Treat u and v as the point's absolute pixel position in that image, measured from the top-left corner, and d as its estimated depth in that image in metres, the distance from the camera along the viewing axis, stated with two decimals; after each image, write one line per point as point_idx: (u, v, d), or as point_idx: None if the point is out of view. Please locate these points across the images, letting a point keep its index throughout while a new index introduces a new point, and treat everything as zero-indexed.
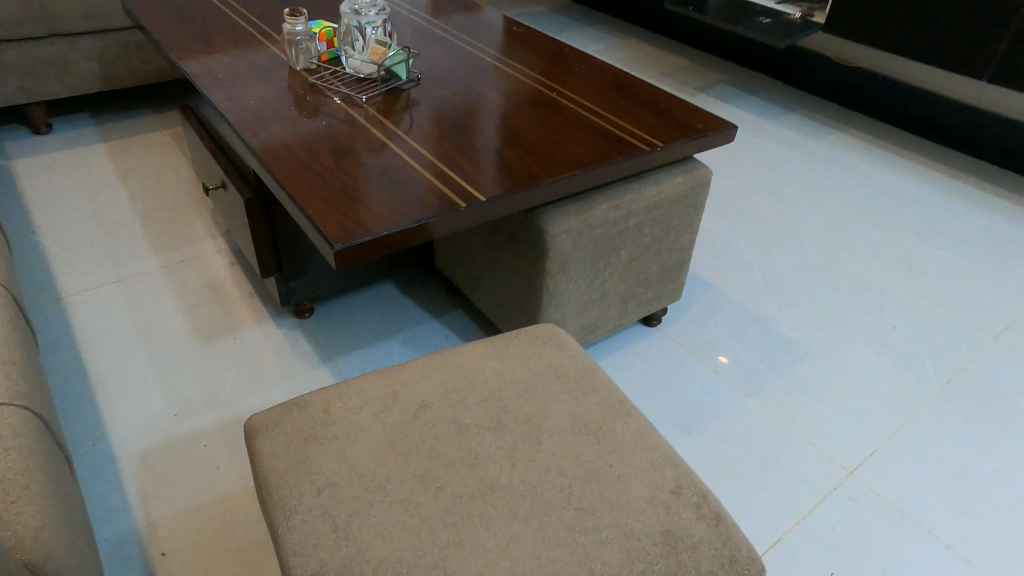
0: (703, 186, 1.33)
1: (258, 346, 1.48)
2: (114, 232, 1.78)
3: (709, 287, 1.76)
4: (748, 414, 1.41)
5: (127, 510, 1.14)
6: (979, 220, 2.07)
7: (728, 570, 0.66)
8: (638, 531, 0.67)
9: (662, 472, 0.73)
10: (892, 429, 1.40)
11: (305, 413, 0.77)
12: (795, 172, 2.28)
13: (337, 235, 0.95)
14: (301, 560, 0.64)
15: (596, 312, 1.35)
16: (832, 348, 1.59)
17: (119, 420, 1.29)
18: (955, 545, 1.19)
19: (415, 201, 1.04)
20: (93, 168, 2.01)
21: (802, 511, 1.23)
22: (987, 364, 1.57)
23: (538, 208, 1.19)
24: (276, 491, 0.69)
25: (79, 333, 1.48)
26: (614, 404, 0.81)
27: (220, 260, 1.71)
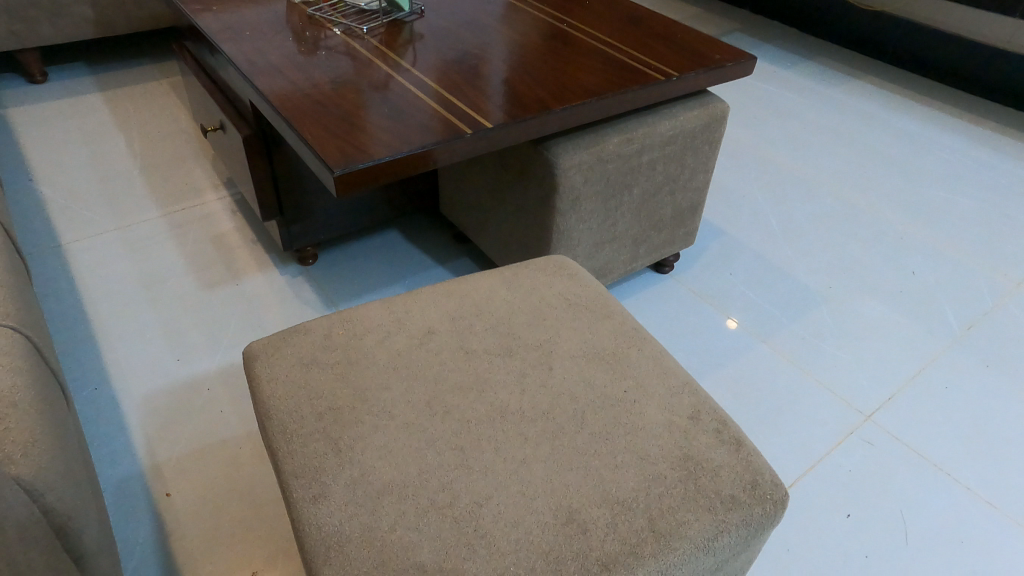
0: (720, 122, 1.28)
1: (261, 292, 1.45)
2: (113, 180, 1.74)
3: (723, 234, 1.71)
4: (761, 358, 1.38)
5: (130, 452, 1.13)
6: (1004, 168, 2.00)
7: (750, 494, 0.63)
8: (655, 455, 0.64)
9: (680, 398, 0.70)
10: (911, 374, 1.36)
11: (307, 339, 0.74)
12: (812, 119, 2.20)
13: (338, 161, 0.92)
14: (302, 482, 0.61)
15: (608, 255, 1.31)
16: (850, 295, 1.54)
17: (121, 364, 1.28)
18: (976, 488, 1.16)
19: (419, 128, 1.00)
20: (90, 117, 1.96)
21: (818, 454, 1.20)
22: (1009, 309, 1.52)
23: (548, 141, 1.14)
24: (276, 415, 0.67)
25: (80, 279, 1.45)
26: (629, 331, 0.77)
27: (221, 208, 1.68)
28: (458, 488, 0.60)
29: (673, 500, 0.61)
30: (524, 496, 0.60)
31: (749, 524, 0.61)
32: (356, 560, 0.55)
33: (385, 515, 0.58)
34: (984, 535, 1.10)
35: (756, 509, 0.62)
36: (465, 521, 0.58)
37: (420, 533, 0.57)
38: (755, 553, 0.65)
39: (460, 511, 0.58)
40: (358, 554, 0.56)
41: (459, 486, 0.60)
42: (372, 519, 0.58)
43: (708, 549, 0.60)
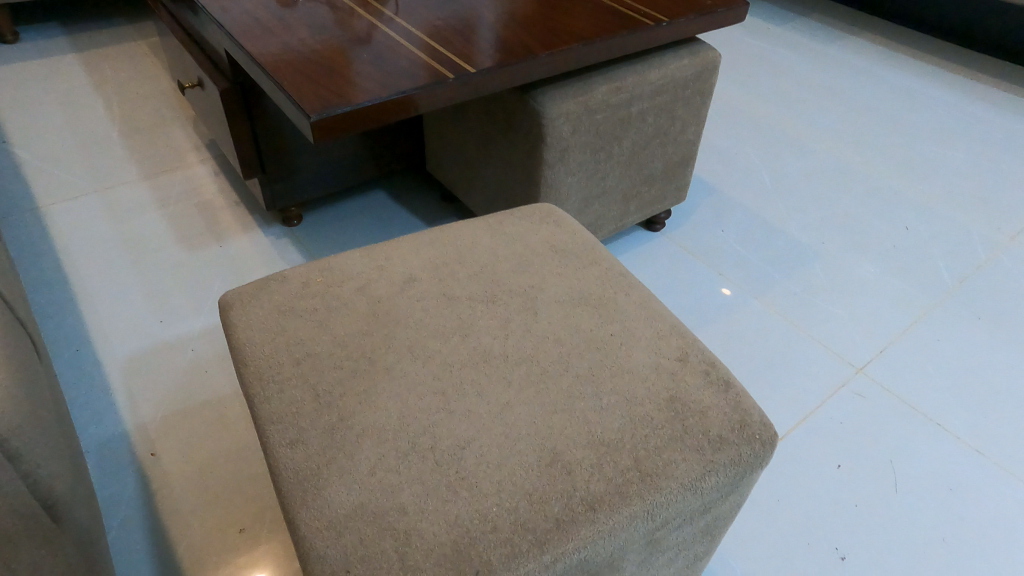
0: (712, 72, 1.24)
1: (244, 253, 1.42)
2: (91, 142, 1.70)
3: (715, 191, 1.69)
4: (753, 313, 1.37)
5: (114, 412, 1.11)
6: (1000, 123, 1.97)
7: (738, 434, 0.61)
8: (642, 396, 0.63)
9: (668, 341, 0.68)
10: (903, 328, 1.35)
11: (284, 287, 0.72)
12: (806, 76, 2.16)
13: (315, 106, 0.90)
14: (279, 427, 0.59)
15: (598, 210, 1.28)
16: (842, 251, 1.52)
17: (103, 326, 1.26)
18: (966, 438, 1.16)
19: (399, 74, 0.98)
20: (66, 78, 1.91)
21: (809, 407, 1.20)
22: (1002, 263, 1.51)
23: (534, 90, 1.11)
24: (252, 362, 0.65)
25: (58, 242, 1.42)
26: (616, 277, 0.75)
27: (203, 169, 1.64)
28: (439, 431, 0.59)
29: (659, 441, 0.60)
30: (504, 439, 0.58)
31: (738, 464, 0.60)
32: (334, 502, 0.54)
33: (363, 457, 0.57)
34: (974, 483, 1.10)
35: (744, 449, 0.61)
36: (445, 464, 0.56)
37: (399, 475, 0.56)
38: (743, 494, 0.65)
39: (440, 454, 0.57)
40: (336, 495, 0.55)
41: (439, 430, 0.59)
42: (350, 463, 0.56)
43: (695, 489, 0.59)
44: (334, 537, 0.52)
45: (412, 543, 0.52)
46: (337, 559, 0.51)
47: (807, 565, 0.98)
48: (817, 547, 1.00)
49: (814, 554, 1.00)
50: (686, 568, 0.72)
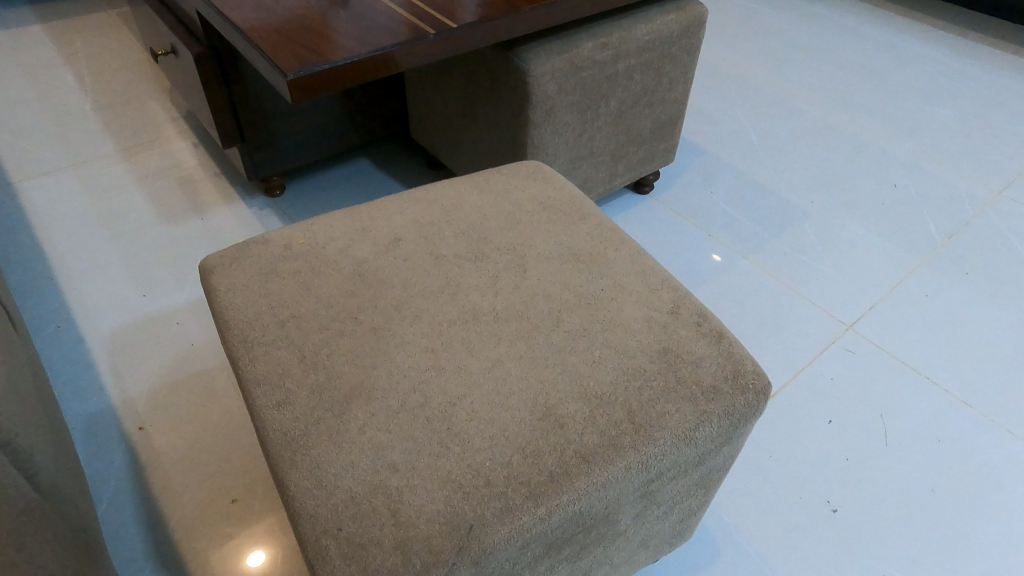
0: (699, 27, 1.22)
1: (227, 226, 1.40)
2: (63, 116, 1.65)
3: (704, 153, 1.67)
4: (743, 274, 1.36)
5: (99, 388, 1.10)
6: (989, 79, 1.96)
7: (731, 384, 0.61)
8: (634, 349, 0.62)
9: (659, 295, 0.67)
10: (892, 285, 1.35)
11: (266, 249, 0.70)
12: (793, 36, 2.13)
13: (292, 65, 0.87)
14: (265, 389, 0.58)
15: (585, 172, 1.26)
16: (831, 210, 1.52)
17: (85, 302, 1.23)
18: (954, 390, 1.17)
19: (379, 31, 0.95)
20: (33, 51, 1.84)
21: (800, 364, 1.20)
22: (990, 218, 1.51)
23: (517, 47, 1.08)
24: (235, 326, 0.63)
25: (35, 218, 1.39)
26: (606, 232, 0.74)
27: (182, 141, 1.60)
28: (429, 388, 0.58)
29: (652, 392, 0.59)
30: (497, 393, 0.57)
31: (732, 414, 0.60)
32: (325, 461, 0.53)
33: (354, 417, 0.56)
34: (963, 434, 1.11)
35: (738, 399, 0.60)
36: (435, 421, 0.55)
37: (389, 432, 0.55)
38: (737, 445, 0.64)
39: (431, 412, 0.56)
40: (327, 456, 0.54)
41: (430, 388, 0.58)
42: (340, 422, 0.55)
43: (689, 440, 0.58)
44: (325, 496, 0.51)
45: (405, 499, 0.51)
46: (328, 517, 0.50)
47: (800, 518, 0.99)
48: (809, 500, 1.01)
49: (807, 507, 1.00)
50: (680, 522, 0.72)
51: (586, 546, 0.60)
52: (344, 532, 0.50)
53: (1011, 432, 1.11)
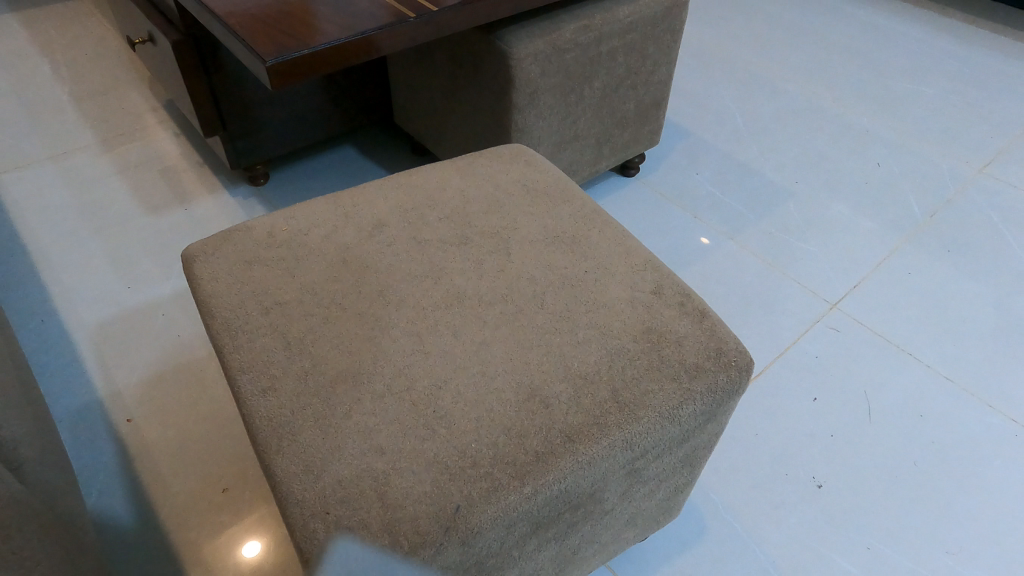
0: (681, 8, 1.22)
1: (211, 215, 1.39)
2: (40, 107, 1.62)
3: (689, 135, 1.67)
4: (729, 254, 1.37)
5: (86, 381, 1.09)
6: (970, 57, 1.97)
7: (714, 362, 0.62)
8: (618, 329, 0.62)
9: (643, 275, 0.68)
10: (875, 263, 1.36)
11: (248, 237, 0.69)
12: (776, 16, 2.13)
13: (271, 51, 0.86)
14: (251, 376, 0.58)
15: (570, 155, 1.26)
16: (815, 190, 1.53)
17: (69, 295, 1.22)
18: (936, 366, 1.18)
19: (359, 15, 0.94)
20: (7, 40, 1.81)
21: (785, 343, 1.21)
22: (972, 196, 1.52)
23: (499, 30, 1.07)
24: (219, 314, 0.63)
25: (15, 212, 1.37)
26: (589, 213, 0.74)
27: (163, 130, 1.58)
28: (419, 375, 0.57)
29: (637, 371, 0.60)
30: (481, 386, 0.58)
31: (715, 392, 0.61)
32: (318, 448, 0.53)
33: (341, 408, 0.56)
34: (945, 408, 1.12)
35: (721, 376, 0.61)
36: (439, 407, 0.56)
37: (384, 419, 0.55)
38: (721, 421, 0.65)
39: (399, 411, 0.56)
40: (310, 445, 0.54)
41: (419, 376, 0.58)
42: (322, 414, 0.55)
43: (673, 418, 0.59)
44: (313, 481, 0.52)
45: (392, 482, 0.51)
46: (316, 502, 0.51)
47: (785, 493, 1.01)
48: (795, 476, 1.03)
49: (792, 484, 1.02)
50: (667, 499, 0.73)
51: (575, 524, 0.61)
52: (331, 517, 0.50)
53: (991, 406, 1.13)
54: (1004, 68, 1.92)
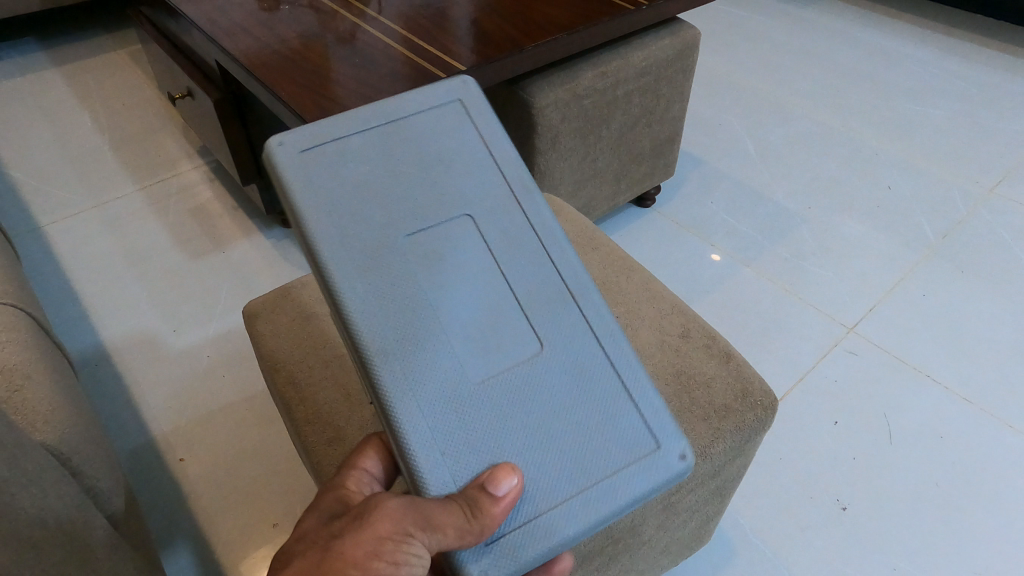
0: (692, 49, 1.28)
1: (248, 257, 1.45)
2: (82, 156, 1.71)
3: (702, 163, 1.73)
4: (745, 281, 1.41)
5: (139, 423, 1.15)
6: (976, 77, 2.01)
7: (740, 401, 0.67)
8: (650, 373, 0.69)
9: (670, 320, 0.74)
10: (890, 285, 1.40)
11: (304, 293, 0.75)
12: (783, 43, 2.20)
13: (315, 116, 0.95)
14: (317, 427, 0.64)
15: (590, 192, 1.32)
16: (827, 214, 1.57)
17: (117, 339, 1.29)
18: (954, 387, 1.21)
19: (391, 77, 1.02)
20: (49, 94, 1.91)
21: (804, 369, 1.24)
22: (983, 216, 1.56)
23: (522, 81, 1.14)
24: (282, 369, 0.69)
25: (63, 259, 1.45)
26: (617, 261, 0.82)
27: (198, 175, 1.66)
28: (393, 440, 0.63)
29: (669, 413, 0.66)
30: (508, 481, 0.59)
31: (743, 429, 0.66)
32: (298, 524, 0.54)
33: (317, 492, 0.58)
34: (965, 431, 1.15)
35: (748, 414, 0.67)
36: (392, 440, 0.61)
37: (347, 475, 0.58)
38: (750, 455, 0.70)
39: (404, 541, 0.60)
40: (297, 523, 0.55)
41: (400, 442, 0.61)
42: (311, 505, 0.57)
43: (705, 455, 0.64)
44: None
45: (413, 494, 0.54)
46: None
47: (811, 517, 1.04)
48: (820, 500, 1.06)
49: (817, 507, 1.05)
50: (699, 528, 0.77)
51: (616, 555, 0.66)
52: None
53: (1009, 425, 1.16)
54: (1011, 87, 1.96)
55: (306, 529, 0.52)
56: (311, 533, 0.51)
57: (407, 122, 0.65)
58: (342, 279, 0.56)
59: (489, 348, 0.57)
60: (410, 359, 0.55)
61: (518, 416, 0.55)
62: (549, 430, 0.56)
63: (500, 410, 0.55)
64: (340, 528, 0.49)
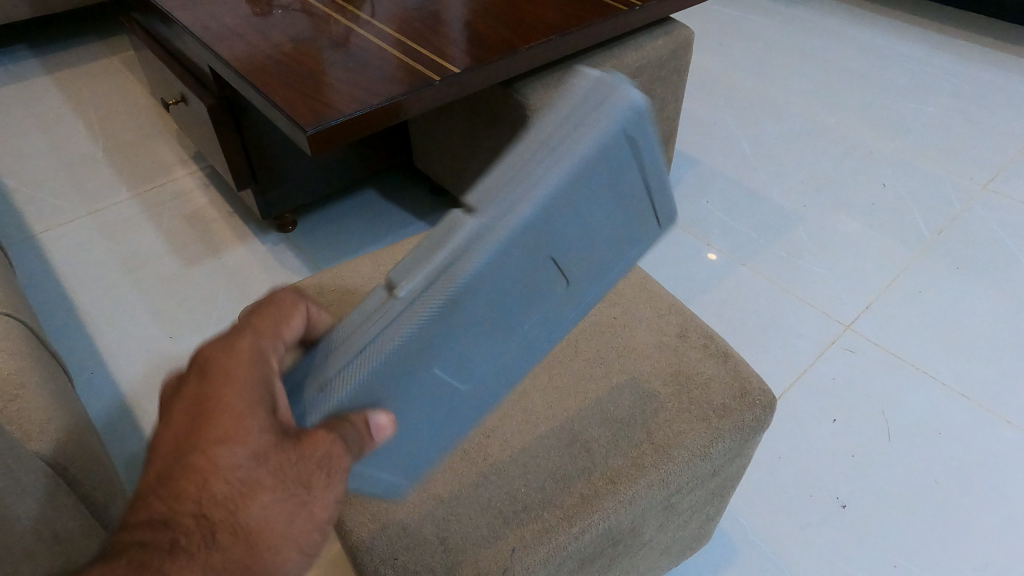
0: (686, 49, 1.28)
1: (245, 263, 1.45)
2: (75, 163, 1.70)
3: (697, 163, 1.73)
4: (742, 280, 1.42)
5: (136, 430, 1.15)
6: (969, 74, 2.02)
7: (739, 400, 0.67)
8: (648, 373, 0.69)
9: (668, 320, 0.75)
10: (886, 282, 1.40)
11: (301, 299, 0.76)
12: (776, 42, 2.20)
13: (309, 120, 0.95)
14: None
15: None
16: (823, 211, 1.57)
17: (113, 346, 1.28)
18: (952, 383, 1.22)
19: (385, 80, 1.02)
20: (42, 101, 1.90)
21: (802, 366, 1.25)
22: (977, 212, 1.56)
23: (516, 83, 1.14)
24: None
25: (58, 267, 1.44)
26: None
27: (193, 181, 1.66)
28: (275, 305, 0.55)
29: (669, 413, 0.66)
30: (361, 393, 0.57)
31: (742, 429, 0.66)
32: (210, 434, 0.46)
33: (212, 375, 0.48)
34: (963, 427, 1.15)
35: (747, 413, 0.67)
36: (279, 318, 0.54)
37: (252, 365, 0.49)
38: (750, 455, 0.70)
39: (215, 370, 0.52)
40: (201, 426, 0.46)
41: (286, 322, 0.54)
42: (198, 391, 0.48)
43: (705, 455, 0.64)
44: (379, 528, 0.58)
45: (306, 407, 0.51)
46: (386, 549, 0.57)
47: (811, 515, 1.04)
48: (820, 498, 1.06)
49: (817, 505, 1.05)
50: (699, 528, 0.77)
51: (617, 557, 0.66)
52: (400, 562, 0.56)
53: (1007, 420, 1.16)
54: (1003, 84, 1.97)
55: (247, 458, 0.46)
56: (250, 463, 0.46)
57: (650, 192, 0.58)
58: (457, 270, 0.49)
59: (475, 357, 0.55)
60: (434, 343, 0.51)
61: (417, 418, 0.54)
62: (421, 438, 0.56)
63: (435, 401, 0.55)
64: (300, 470, 0.47)
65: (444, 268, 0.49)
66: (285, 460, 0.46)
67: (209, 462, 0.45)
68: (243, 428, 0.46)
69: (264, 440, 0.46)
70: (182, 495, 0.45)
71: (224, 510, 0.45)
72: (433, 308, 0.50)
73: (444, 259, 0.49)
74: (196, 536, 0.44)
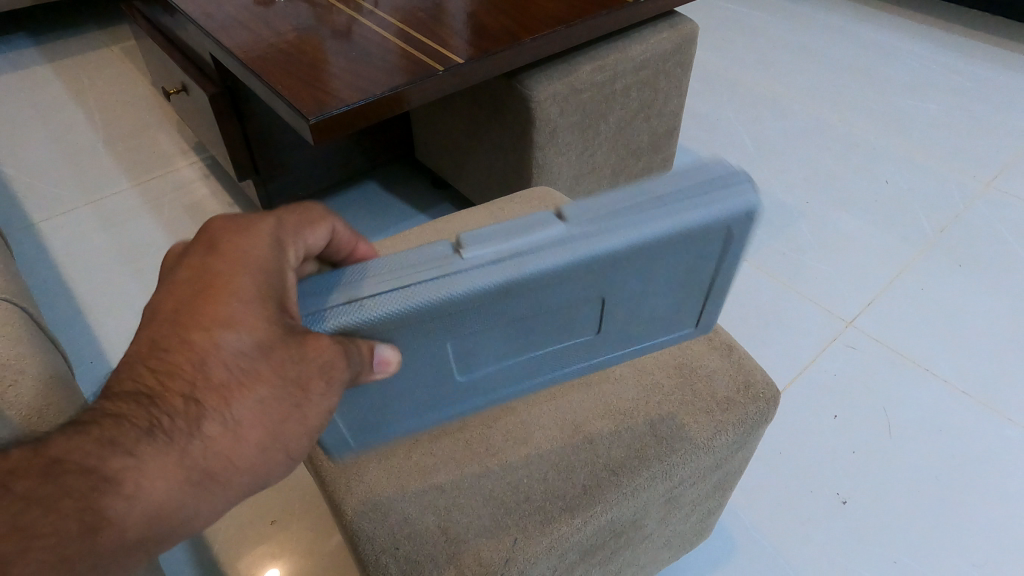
0: (691, 43, 1.27)
1: None
2: (75, 153, 1.70)
3: (699, 158, 1.72)
4: (743, 275, 1.41)
5: None
6: (973, 72, 2.01)
7: (743, 393, 0.67)
8: (651, 366, 0.69)
9: None
10: (888, 279, 1.40)
11: None
12: (781, 38, 2.19)
13: (311, 109, 0.94)
14: None
15: (588, 187, 1.31)
16: (825, 208, 1.57)
17: (114, 336, 1.28)
18: (953, 381, 1.21)
19: (389, 70, 1.02)
20: (42, 90, 1.90)
21: (803, 363, 1.24)
22: (980, 210, 1.56)
23: (520, 74, 1.13)
24: None
25: (58, 256, 1.44)
26: None
27: (194, 172, 1.65)
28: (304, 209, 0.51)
29: (671, 406, 0.66)
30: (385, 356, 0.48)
31: (747, 421, 0.66)
32: (224, 323, 0.43)
33: (225, 253, 0.45)
34: (965, 424, 1.15)
35: (751, 406, 0.66)
36: (312, 221, 0.50)
37: (276, 255, 0.47)
38: (753, 449, 0.70)
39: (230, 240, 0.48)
40: (199, 301, 0.44)
41: (315, 221, 0.51)
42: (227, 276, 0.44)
43: (709, 447, 0.64)
44: (380, 516, 0.58)
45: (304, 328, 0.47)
46: (385, 538, 0.57)
47: (811, 511, 1.04)
48: (820, 494, 1.06)
49: (818, 501, 1.05)
50: (701, 522, 0.76)
51: (617, 550, 0.65)
52: (400, 551, 0.56)
53: (1008, 418, 1.16)
54: (1008, 82, 1.96)
55: (233, 371, 0.43)
56: (256, 361, 0.43)
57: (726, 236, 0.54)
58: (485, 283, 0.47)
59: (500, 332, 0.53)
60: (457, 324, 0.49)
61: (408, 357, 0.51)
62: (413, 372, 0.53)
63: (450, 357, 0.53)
64: (298, 370, 0.44)
65: (520, 250, 0.47)
66: (289, 368, 0.44)
67: (215, 351, 0.43)
68: (243, 313, 0.43)
69: (274, 339, 0.43)
70: (164, 365, 0.43)
71: (204, 392, 0.43)
72: (486, 283, 0.46)
73: (522, 249, 0.47)
74: (169, 414, 0.42)
